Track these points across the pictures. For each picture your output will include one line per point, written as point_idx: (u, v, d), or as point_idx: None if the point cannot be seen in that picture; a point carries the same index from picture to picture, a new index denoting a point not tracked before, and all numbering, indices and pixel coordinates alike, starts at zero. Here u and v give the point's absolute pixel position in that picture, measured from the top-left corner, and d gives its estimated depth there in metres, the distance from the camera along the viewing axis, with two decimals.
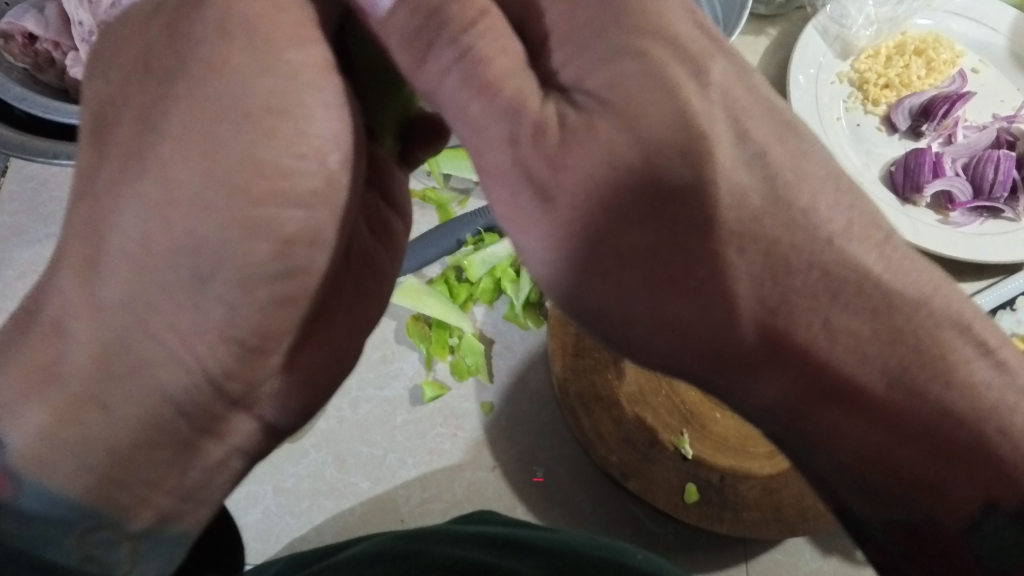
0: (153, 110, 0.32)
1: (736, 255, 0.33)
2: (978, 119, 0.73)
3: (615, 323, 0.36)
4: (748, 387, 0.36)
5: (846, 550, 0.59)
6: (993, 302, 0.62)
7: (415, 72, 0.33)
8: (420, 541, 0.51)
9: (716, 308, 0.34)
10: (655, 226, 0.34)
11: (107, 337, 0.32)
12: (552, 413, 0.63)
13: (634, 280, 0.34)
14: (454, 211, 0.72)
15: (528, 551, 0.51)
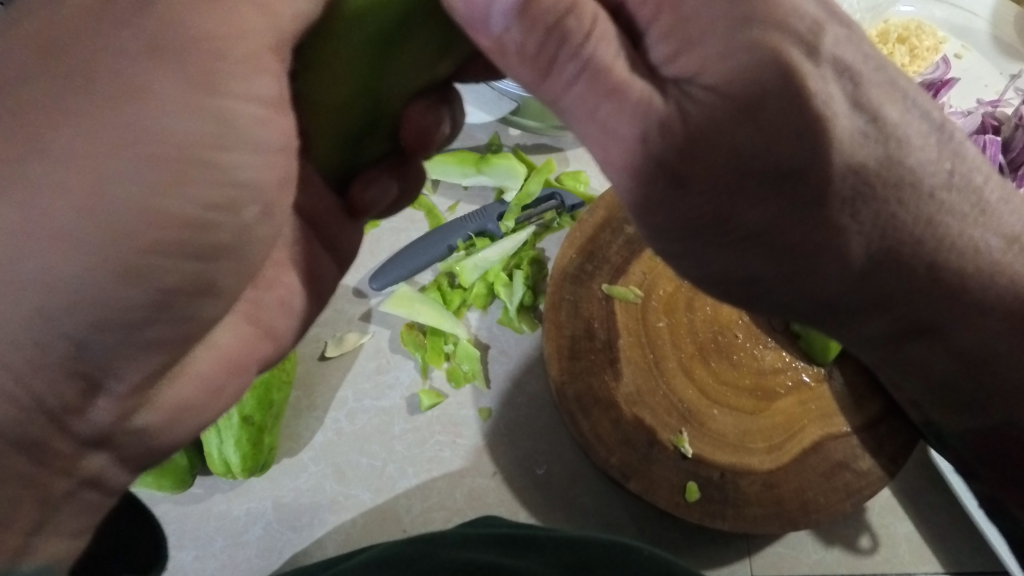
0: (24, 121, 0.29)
1: (853, 222, 0.34)
2: (962, 105, 0.73)
3: (740, 286, 0.39)
4: (862, 329, 0.41)
5: (847, 540, 0.59)
6: None
7: (537, 85, 0.33)
8: (427, 546, 0.52)
9: (833, 267, 0.36)
10: (780, 201, 0.33)
11: None
12: (550, 416, 0.63)
13: (754, 248, 0.36)
14: (444, 217, 0.71)
15: (536, 550, 0.52)
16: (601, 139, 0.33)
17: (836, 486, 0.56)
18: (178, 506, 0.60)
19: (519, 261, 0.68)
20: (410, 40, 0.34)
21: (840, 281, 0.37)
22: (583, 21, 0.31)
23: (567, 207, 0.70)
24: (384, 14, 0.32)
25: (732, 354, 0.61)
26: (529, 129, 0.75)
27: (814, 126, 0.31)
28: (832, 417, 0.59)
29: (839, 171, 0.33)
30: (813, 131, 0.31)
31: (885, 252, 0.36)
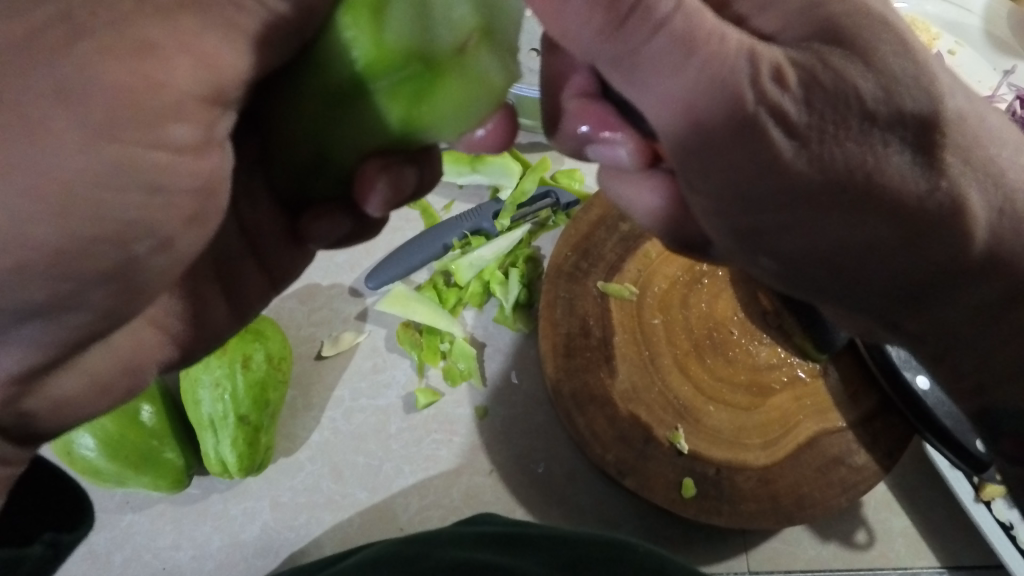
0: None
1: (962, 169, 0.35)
2: None
3: (852, 260, 0.37)
4: (961, 300, 0.40)
5: (843, 535, 0.59)
6: None
7: (612, 32, 0.31)
8: (422, 547, 0.52)
9: (956, 223, 0.35)
10: (903, 145, 0.33)
11: None
12: (547, 414, 0.63)
13: (878, 212, 0.34)
14: (439, 215, 0.71)
15: (531, 548, 0.52)
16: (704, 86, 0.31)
17: (832, 481, 0.56)
18: (175, 506, 0.60)
19: (514, 260, 0.68)
20: (369, 108, 0.33)
21: (950, 250, 0.36)
22: None
23: (561, 204, 0.70)
24: (353, 65, 0.32)
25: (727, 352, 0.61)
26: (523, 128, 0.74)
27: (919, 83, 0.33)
28: (827, 413, 0.59)
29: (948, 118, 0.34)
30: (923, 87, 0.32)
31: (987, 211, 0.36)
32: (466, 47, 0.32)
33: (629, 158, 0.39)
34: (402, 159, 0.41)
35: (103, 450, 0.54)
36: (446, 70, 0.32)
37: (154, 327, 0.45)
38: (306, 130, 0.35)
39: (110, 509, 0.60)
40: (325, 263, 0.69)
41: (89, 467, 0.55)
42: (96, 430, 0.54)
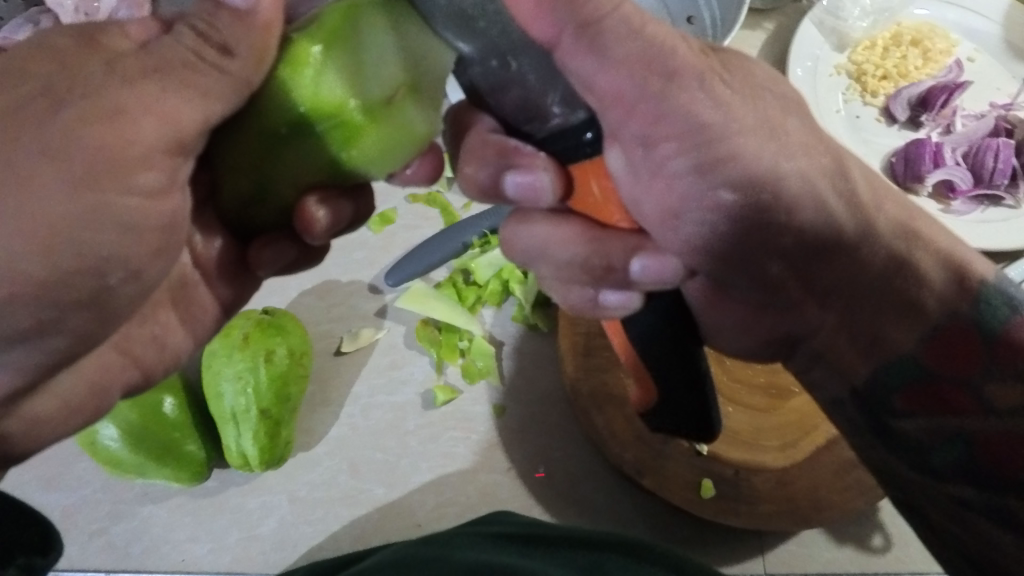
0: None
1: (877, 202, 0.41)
2: (975, 107, 0.73)
3: (786, 273, 0.44)
4: (892, 344, 0.42)
5: (859, 538, 0.59)
6: None
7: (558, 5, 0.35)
8: (439, 549, 0.51)
9: (867, 248, 0.41)
10: (814, 166, 0.40)
11: None
12: (564, 414, 0.63)
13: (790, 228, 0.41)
14: (458, 214, 0.71)
15: (547, 552, 0.51)
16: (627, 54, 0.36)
17: (850, 484, 0.55)
18: (193, 498, 0.60)
19: None
20: (303, 146, 0.35)
21: (863, 272, 0.42)
22: None
23: None
24: (288, 108, 0.34)
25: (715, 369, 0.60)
26: None
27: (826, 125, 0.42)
28: None
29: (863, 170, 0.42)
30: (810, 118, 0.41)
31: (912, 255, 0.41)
32: (394, 98, 0.35)
33: (547, 187, 0.42)
34: (342, 191, 0.41)
35: (126, 441, 0.55)
36: (375, 117, 0.35)
37: (121, 351, 0.46)
38: (244, 166, 0.36)
39: (129, 500, 0.60)
40: (343, 259, 0.69)
41: (112, 458, 0.56)
42: (119, 421, 0.55)
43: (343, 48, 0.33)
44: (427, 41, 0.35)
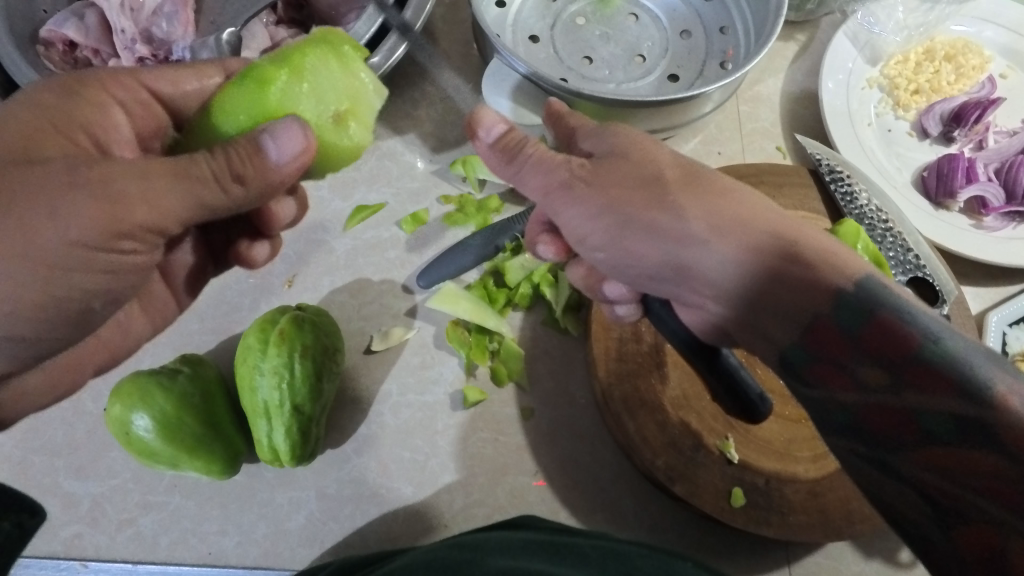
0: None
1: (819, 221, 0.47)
2: (1008, 124, 0.74)
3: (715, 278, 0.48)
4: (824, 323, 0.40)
5: (887, 553, 0.59)
6: (1019, 313, 0.64)
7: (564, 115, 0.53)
8: (471, 554, 0.50)
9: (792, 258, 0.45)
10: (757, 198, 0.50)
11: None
12: (593, 419, 0.63)
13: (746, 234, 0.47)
14: (490, 217, 0.71)
15: (577, 557, 0.51)
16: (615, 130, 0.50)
17: None
18: (222, 492, 0.61)
19: None
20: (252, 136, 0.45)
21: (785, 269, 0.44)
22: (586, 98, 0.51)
23: None
24: (243, 112, 0.43)
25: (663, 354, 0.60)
26: None
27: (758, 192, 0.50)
28: None
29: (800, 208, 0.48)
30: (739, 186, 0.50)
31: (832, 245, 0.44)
32: (341, 118, 0.45)
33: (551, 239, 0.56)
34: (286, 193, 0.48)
35: (162, 431, 0.55)
36: (324, 132, 0.45)
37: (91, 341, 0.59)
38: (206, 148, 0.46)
39: (160, 491, 0.61)
40: (375, 258, 0.69)
41: (145, 449, 0.56)
42: (155, 409, 0.55)
43: (294, 75, 0.43)
44: (378, 86, 0.47)
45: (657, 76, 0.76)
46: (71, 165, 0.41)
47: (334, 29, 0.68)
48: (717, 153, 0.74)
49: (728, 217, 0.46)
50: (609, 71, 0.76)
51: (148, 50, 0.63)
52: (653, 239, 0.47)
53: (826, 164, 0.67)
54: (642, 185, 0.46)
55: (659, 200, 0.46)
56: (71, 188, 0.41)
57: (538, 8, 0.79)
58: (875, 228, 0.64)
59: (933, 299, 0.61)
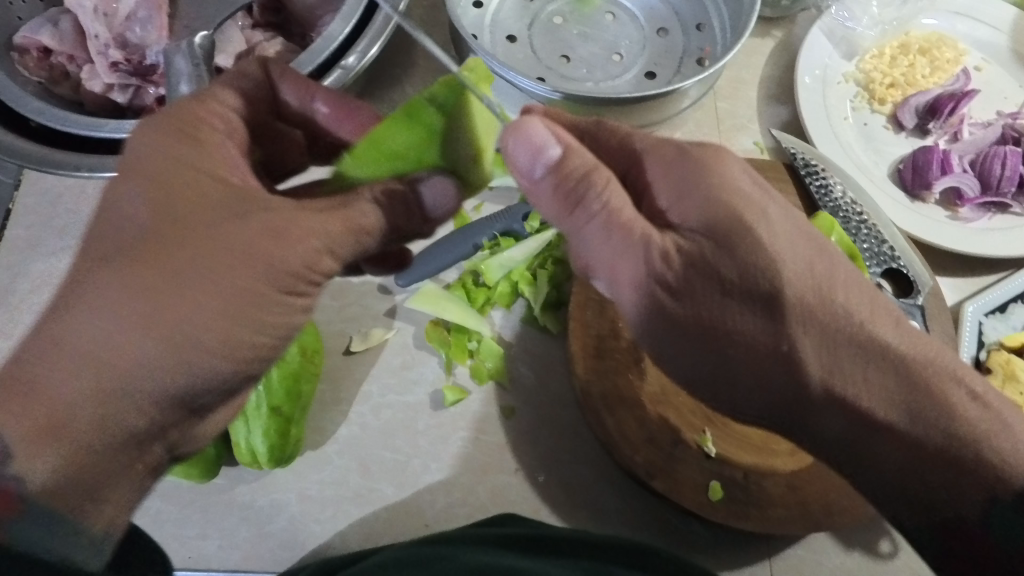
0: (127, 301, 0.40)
1: (834, 322, 0.44)
2: (983, 116, 0.74)
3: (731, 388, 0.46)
4: (873, 454, 0.46)
5: (867, 544, 0.59)
6: (995, 303, 0.64)
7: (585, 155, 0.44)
8: (448, 549, 0.50)
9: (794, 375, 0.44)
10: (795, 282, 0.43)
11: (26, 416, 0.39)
12: (574, 416, 0.64)
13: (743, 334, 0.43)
14: (470, 216, 0.72)
15: (553, 553, 0.51)
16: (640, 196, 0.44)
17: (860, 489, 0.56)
18: (202, 496, 0.60)
19: (544, 261, 0.68)
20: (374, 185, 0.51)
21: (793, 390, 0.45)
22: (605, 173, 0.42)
23: None
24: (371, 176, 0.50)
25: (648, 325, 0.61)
26: None
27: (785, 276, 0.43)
28: None
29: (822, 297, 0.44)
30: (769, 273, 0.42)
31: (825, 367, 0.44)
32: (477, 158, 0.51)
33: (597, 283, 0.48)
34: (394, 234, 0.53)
35: None
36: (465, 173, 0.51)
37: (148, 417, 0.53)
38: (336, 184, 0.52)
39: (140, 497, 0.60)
40: None
41: None
42: None
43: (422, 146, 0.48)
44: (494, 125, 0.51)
45: (635, 73, 0.76)
46: (270, 220, 0.42)
47: (310, 31, 0.68)
48: None
49: (846, 376, 0.44)
50: (587, 70, 0.76)
51: (121, 55, 0.63)
52: (774, 392, 0.46)
53: (801, 158, 0.68)
54: (749, 353, 0.44)
55: (779, 360, 0.44)
56: (245, 259, 0.41)
57: (515, 9, 0.80)
58: (850, 220, 0.64)
59: (908, 288, 0.62)
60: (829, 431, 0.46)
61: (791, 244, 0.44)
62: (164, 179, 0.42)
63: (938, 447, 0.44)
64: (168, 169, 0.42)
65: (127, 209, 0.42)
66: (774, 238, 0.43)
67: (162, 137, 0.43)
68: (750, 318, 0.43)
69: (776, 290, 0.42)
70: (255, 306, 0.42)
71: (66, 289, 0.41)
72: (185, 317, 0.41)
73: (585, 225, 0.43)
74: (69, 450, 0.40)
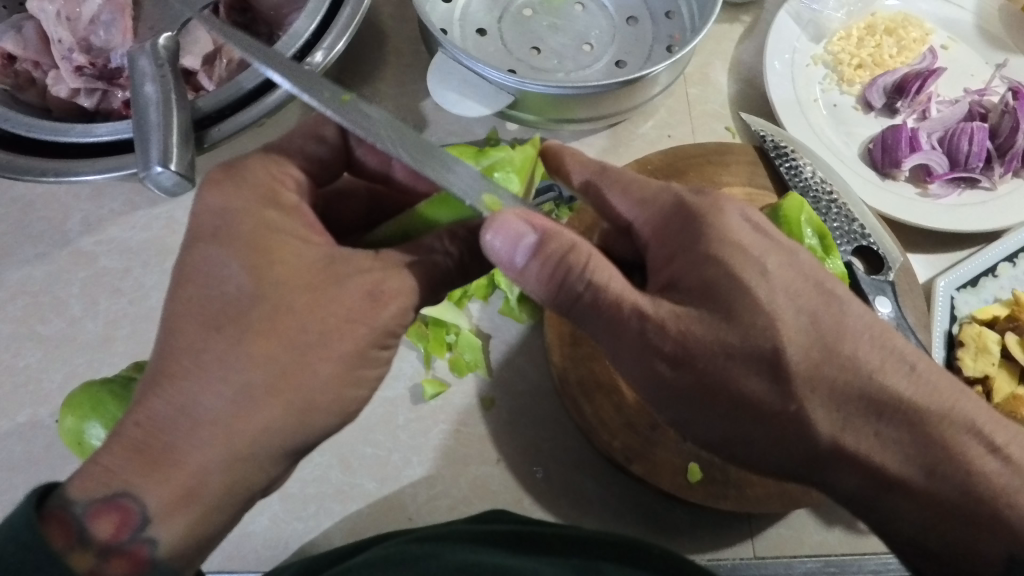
0: (236, 357, 0.40)
1: (830, 380, 0.42)
2: (951, 93, 0.75)
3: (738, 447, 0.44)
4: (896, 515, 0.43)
5: (847, 520, 0.60)
6: (966, 277, 0.65)
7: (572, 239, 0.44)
8: (433, 547, 0.49)
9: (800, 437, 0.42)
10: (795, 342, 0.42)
11: (141, 476, 0.39)
12: (554, 405, 0.64)
13: (747, 393, 0.42)
14: None
15: (541, 549, 0.51)
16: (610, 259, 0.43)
17: None
18: None
19: None
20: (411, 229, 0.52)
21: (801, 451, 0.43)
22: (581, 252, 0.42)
23: (565, 197, 0.67)
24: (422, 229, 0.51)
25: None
26: (529, 123, 0.72)
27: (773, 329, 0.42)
28: None
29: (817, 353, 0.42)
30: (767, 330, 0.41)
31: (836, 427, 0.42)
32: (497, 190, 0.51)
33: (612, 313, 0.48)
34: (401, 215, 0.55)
35: None
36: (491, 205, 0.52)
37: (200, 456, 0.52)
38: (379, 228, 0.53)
39: None
40: None
41: None
42: (108, 419, 0.54)
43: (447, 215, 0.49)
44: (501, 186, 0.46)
45: (606, 63, 0.77)
46: (369, 282, 0.43)
47: (276, 30, 0.68)
48: (668, 135, 0.74)
49: (862, 435, 0.42)
50: (558, 61, 0.76)
51: (86, 58, 0.62)
52: (788, 451, 0.43)
53: (770, 140, 0.68)
54: (749, 412, 0.42)
55: (784, 421, 0.42)
56: (342, 321, 0.42)
57: (484, 2, 0.80)
58: (820, 200, 0.65)
59: (879, 266, 0.62)
60: (848, 489, 0.44)
61: (793, 300, 0.43)
62: (256, 244, 0.43)
63: (957, 507, 0.42)
64: (258, 232, 0.43)
65: (224, 273, 0.42)
66: (767, 294, 0.42)
67: (250, 202, 0.44)
68: (749, 380, 0.41)
69: (777, 353, 0.41)
70: (353, 367, 0.43)
71: (163, 355, 0.41)
72: (311, 375, 0.41)
73: (570, 304, 0.44)
74: (192, 512, 0.40)
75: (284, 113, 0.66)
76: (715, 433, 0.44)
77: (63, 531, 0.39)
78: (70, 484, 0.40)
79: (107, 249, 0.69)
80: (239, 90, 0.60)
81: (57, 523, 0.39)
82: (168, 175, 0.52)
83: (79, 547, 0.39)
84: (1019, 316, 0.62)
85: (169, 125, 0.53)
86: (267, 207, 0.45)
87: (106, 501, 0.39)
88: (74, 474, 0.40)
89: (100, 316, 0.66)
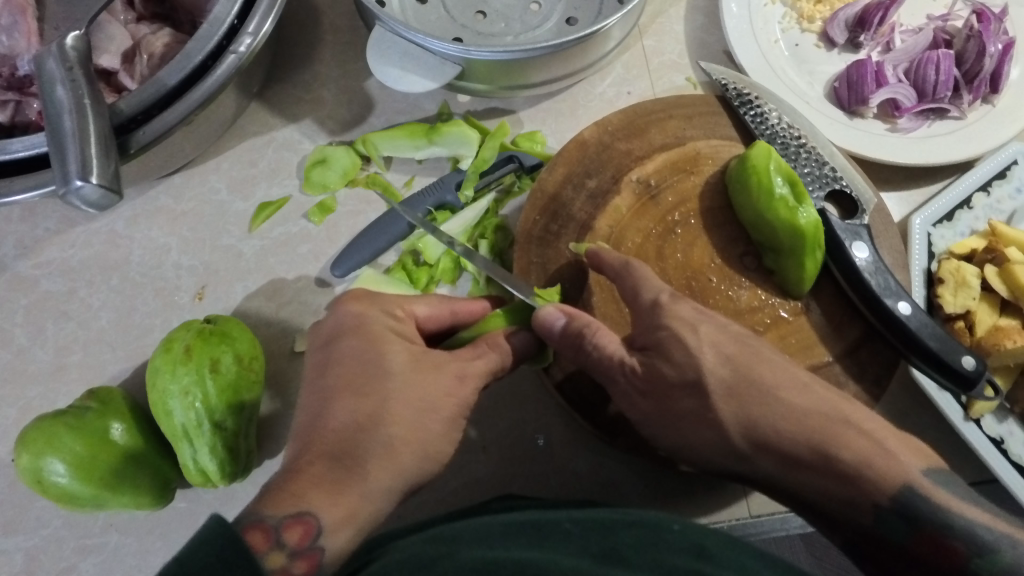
0: (353, 409, 0.45)
1: (743, 394, 0.49)
2: (914, 21, 0.72)
3: (675, 441, 0.52)
4: (801, 484, 0.48)
5: None
6: (942, 211, 0.63)
7: (582, 315, 0.51)
8: (446, 547, 0.44)
9: (715, 429, 0.49)
10: (710, 358, 0.49)
11: (319, 488, 0.42)
12: (532, 382, 0.63)
13: (674, 398, 0.50)
14: (401, 193, 0.68)
15: (561, 535, 0.46)
16: (604, 333, 0.50)
17: None
18: (162, 521, 0.58)
19: (483, 230, 0.66)
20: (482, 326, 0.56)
21: (718, 443, 0.50)
22: (589, 321, 0.50)
23: (526, 168, 0.66)
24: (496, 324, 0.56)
25: (589, 273, 0.59)
26: (480, 92, 0.69)
27: (690, 354, 0.49)
28: (816, 346, 0.59)
29: (721, 368, 0.49)
30: (686, 358, 0.49)
31: (743, 419, 0.49)
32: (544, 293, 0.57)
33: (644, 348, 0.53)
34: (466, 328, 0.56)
35: (79, 473, 0.52)
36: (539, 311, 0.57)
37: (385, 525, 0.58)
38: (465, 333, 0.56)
39: (96, 533, 0.58)
40: (288, 255, 0.66)
41: (64, 494, 0.52)
42: (66, 453, 0.52)
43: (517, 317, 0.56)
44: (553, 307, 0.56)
45: (555, 21, 0.73)
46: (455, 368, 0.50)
47: (197, 17, 0.64)
48: (627, 93, 0.71)
49: (765, 428, 0.48)
50: (505, 24, 0.72)
51: None
52: (706, 441, 0.50)
53: (733, 88, 0.65)
54: (670, 411, 0.50)
55: (702, 423, 0.49)
56: (407, 391, 0.47)
57: None
58: (789, 146, 0.62)
59: (853, 209, 0.61)
60: (765, 474, 0.50)
61: (718, 362, 0.49)
62: (377, 336, 0.49)
63: (847, 475, 0.47)
64: (345, 334, 0.50)
65: (326, 368, 0.48)
66: (702, 371, 0.49)
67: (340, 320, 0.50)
68: (678, 398, 0.50)
69: (693, 369, 0.49)
70: (428, 440, 0.47)
71: (307, 426, 0.46)
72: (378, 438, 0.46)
73: (572, 356, 0.52)
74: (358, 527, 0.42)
75: (216, 106, 0.61)
76: (665, 441, 0.52)
77: (265, 537, 0.37)
78: (265, 502, 0.40)
79: (48, 271, 0.65)
80: (162, 87, 0.56)
81: (255, 530, 0.37)
82: (90, 189, 0.48)
83: (274, 550, 0.37)
84: (995, 249, 0.60)
85: (86, 133, 0.49)
86: (387, 316, 0.50)
87: (293, 515, 0.39)
88: (255, 502, 0.40)
89: (50, 343, 0.63)
